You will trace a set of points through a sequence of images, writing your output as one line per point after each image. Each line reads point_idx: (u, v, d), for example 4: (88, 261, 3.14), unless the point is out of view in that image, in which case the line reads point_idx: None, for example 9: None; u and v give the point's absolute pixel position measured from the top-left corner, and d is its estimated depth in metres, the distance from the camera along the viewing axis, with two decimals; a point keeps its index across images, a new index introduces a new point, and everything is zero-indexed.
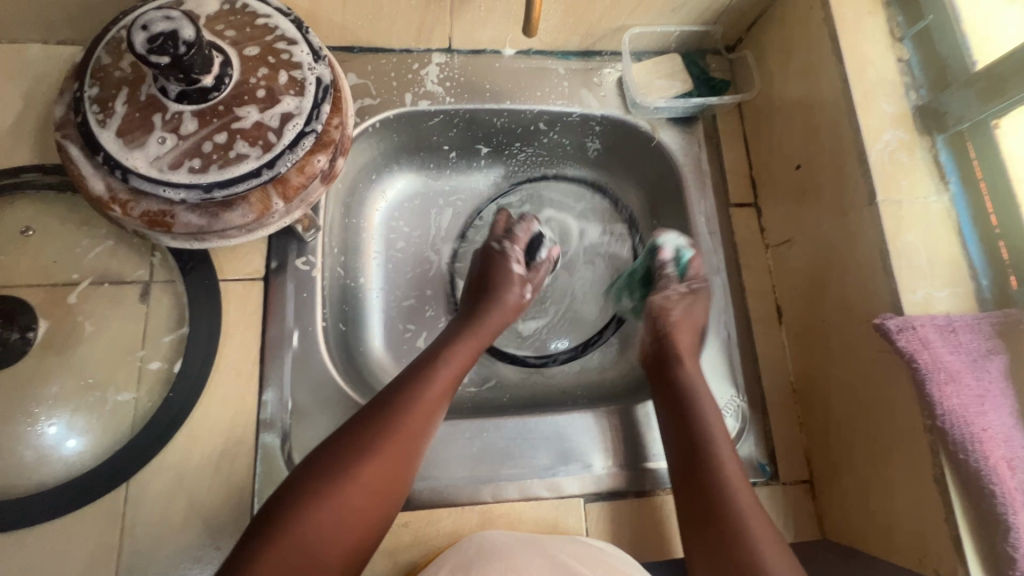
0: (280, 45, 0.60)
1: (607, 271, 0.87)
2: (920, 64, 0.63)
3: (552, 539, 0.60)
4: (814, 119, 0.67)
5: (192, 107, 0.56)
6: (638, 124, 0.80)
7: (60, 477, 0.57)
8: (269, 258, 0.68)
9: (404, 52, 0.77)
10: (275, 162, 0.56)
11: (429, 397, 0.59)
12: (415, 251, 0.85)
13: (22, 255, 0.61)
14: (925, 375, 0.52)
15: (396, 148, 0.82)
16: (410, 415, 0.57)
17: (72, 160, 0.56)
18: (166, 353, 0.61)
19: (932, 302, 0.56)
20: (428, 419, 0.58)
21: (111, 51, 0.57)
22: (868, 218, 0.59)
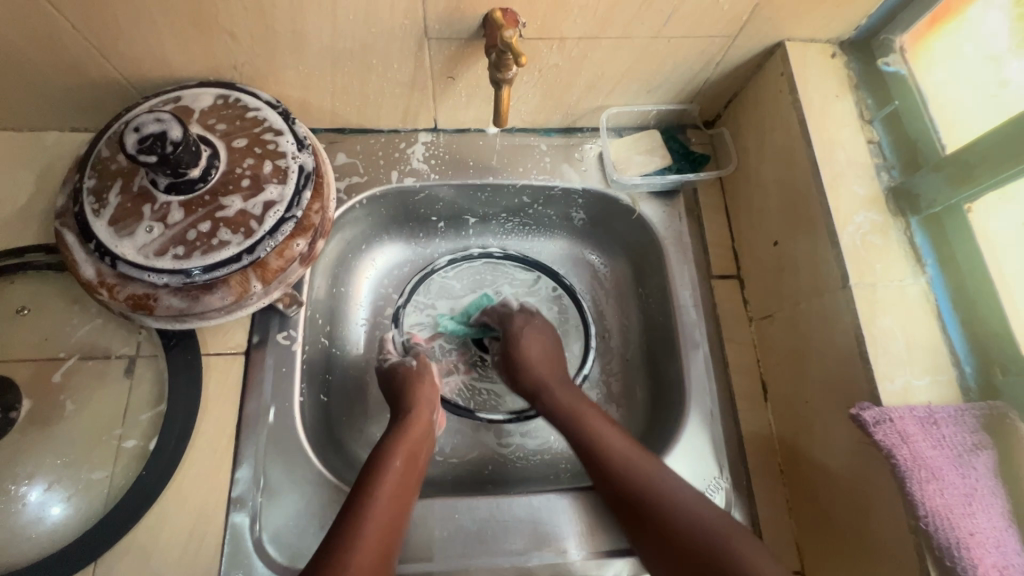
0: (267, 136, 0.63)
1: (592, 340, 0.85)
2: (891, 146, 0.64)
3: None
4: (787, 198, 0.67)
5: (180, 197, 0.59)
6: (618, 198, 0.81)
7: (28, 557, 0.57)
8: (251, 333, 0.70)
9: (392, 132, 0.81)
10: (255, 248, 0.58)
11: (392, 480, 0.60)
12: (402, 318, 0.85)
13: (17, 333, 0.64)
14: (904, 472, 0.49)
15: (385, 220, 0.84)
16: (367, 507, 0.57)
17: (67, 247, 0.59)
18: (144, 430, 0.63)
19: (912, 391, 0.54)
20: (398, 501, 0.60)
21: (112, 146, 0.62)
22: (842, 301, 0.58)
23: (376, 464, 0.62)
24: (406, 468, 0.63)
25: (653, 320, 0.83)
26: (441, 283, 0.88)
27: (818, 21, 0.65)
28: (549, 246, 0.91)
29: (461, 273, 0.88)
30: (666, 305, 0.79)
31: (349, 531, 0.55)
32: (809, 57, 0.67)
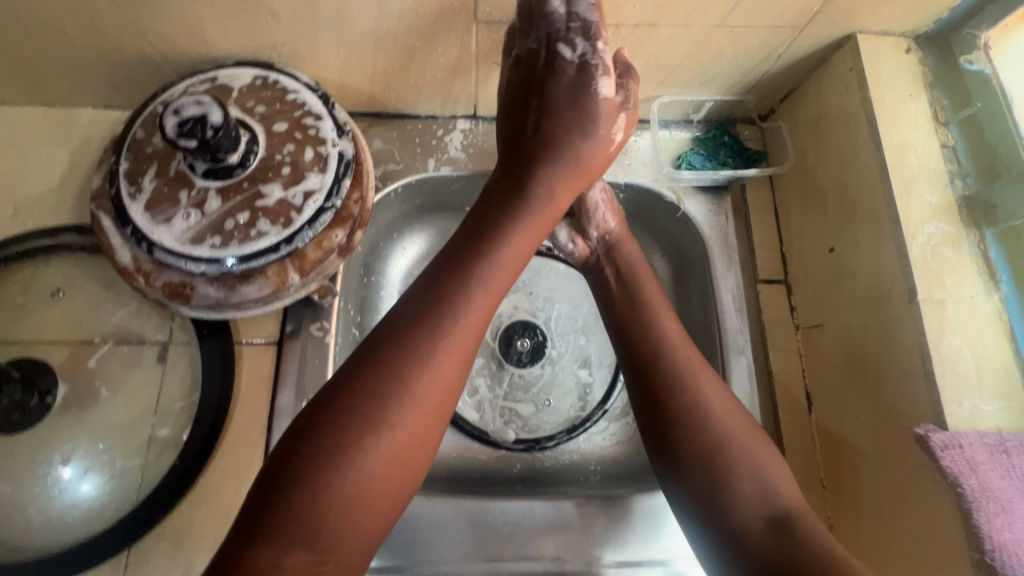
0: (307, 121, 0.61)
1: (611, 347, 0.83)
2: (967, 152, 0.60)
3: None
4: (849, 204, 0.64)
5: (217, 184, 0.57)
6: (662, 194, 0.78)
7: (60, 543, 0.57)
8: (284, 323, 0.68)
9: (429, 118, 0.78)
10: (294, 238, 0.57)
11: (491, 271, 0.48)
12: None
13: (52, 316, 0.63)
14: (971, 504, 0.47)
15: (418, 207, 0.83)
16: (452, 302, 0.45)
17: (103, 231, 0.58)
18: (177, 419, 0.62)
19: (981, 417, 0.51)
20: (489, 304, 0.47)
21: (148, 126, 0.60)
22: (909, 317, 0.55)
23: (468, 264, 0.48)
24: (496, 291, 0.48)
25: (693, 323, 0.80)
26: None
27: (897, 12, 0.60)
28: None
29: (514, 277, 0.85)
30: (708, 309, 0.77)
31: (422, 324, 0.44)
32: (882, 51, 0.63)
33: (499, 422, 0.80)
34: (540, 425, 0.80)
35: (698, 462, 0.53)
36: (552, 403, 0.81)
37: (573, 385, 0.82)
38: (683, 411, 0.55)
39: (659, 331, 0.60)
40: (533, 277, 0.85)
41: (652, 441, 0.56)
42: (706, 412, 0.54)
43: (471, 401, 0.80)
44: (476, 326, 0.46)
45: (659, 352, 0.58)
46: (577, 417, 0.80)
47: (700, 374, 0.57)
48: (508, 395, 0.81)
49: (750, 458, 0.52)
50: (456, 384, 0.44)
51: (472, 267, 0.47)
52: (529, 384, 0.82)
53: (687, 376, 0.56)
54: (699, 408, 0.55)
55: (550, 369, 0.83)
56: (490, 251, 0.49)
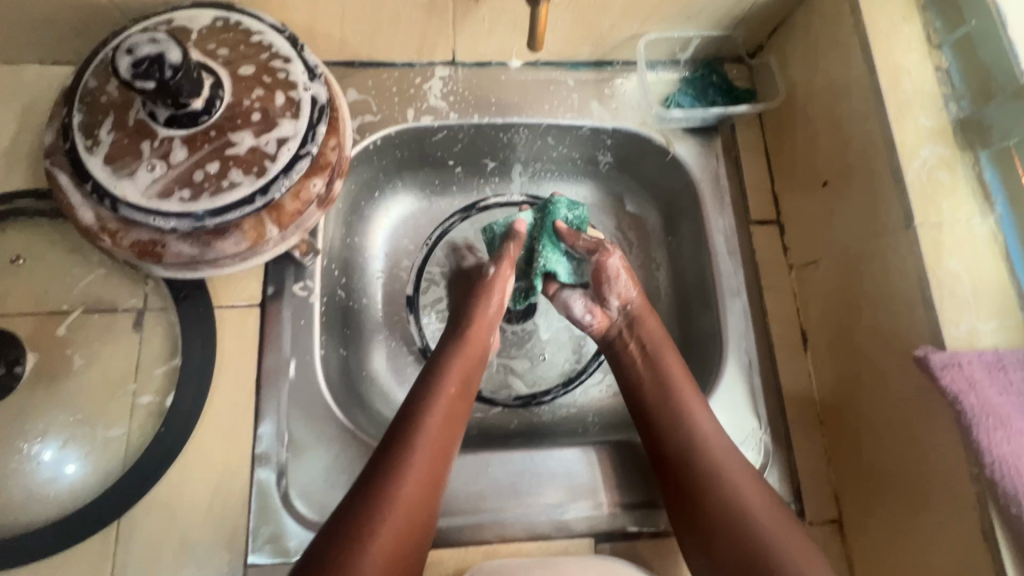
0: (275, 64, 0.57)
1: None
2: (960, 74, 0.58)
3: (563, 561, 0.58)
4: (842, 135, 0.62)
5: (182, 133, 0.54)
6: (651, 138, 0.76)
7: (46, 516, 0.55)
8: (266, 283, 0.65)
9: (406, 66, 0.74)
10: (269, 188, 0.53)
11: (423, 450, 0.56)
12: (433, 296, 0.80)
13: (15, 284, 0.60)
14: (970, 420, 0.47)
15: (400, 162, 0.79)
16: (392, 497, 0.52)
17: (61, 189, 0.54)
18: (159, 385, 0.59)
19: (977, 336, 0.51)
20: (433, 464, 0.56)
21: (100, 75, 0.55)
22: (905, 242, 0.54)
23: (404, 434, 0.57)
24: (445, 424, 0.58)
25: (686, 271, 0.79)
26: (459, 242, 0.83)
27: None
28: (573, 194, 0.86)
29: None
30: (700, 254, 0.76)
31: (356, 529, 0.50)
32: None
33: (494, 380, 0.79)
34: (536, 380, 0.79)
35: (733, 563, 0.53)
36: (548, 358, 0.80)
37: (567, 339, 0.81)
38: (717, 512, 0.55)
39: (692, 424, 0.60)
40: None
41: (684, 527, 0.57)
42: (737, 507, 0.55)
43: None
44: (417, 505, 0.53)
45: (690, 443, 0.59)
46: (572, 370, 0.80)
47: (730, 467, 0.58)
48: (503, 352, 0.80)
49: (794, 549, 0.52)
50: (403, 569, 0.51)
51: (418, 417, 0.58)
52: (523, 340, 0.81)
53: (716, 470, 0.57)
54: (735, 496, 0.56)
55: (543, 324, 0.81)
56: (421, 431, 0.57)
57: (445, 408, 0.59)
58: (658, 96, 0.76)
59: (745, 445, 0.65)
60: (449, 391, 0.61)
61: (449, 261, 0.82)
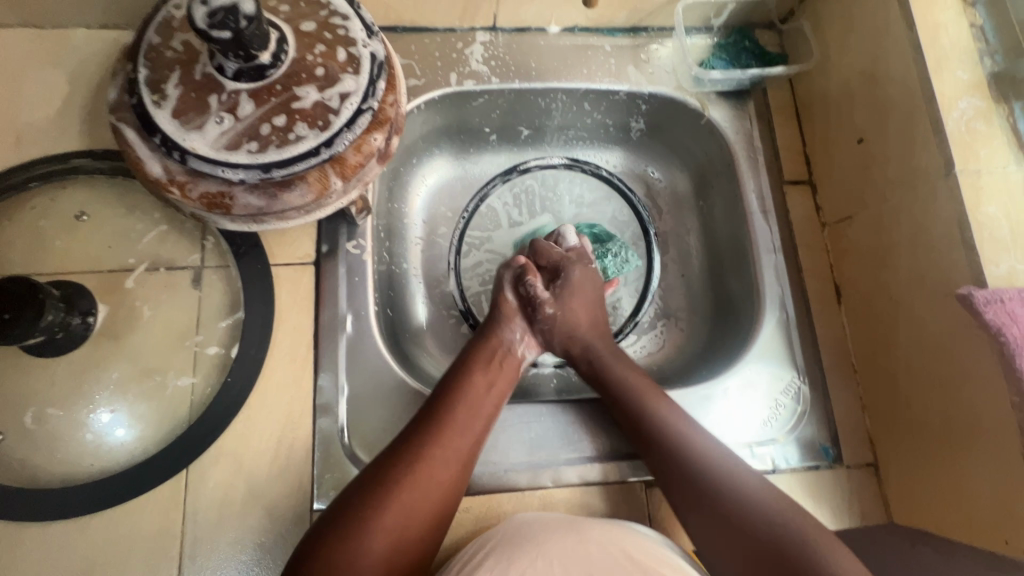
0: (335, 21, 0.58)
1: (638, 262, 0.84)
2: (994, 30, 0.60)
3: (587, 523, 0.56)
4: (878, 93, 0.65)
5: (249, 87, 0.55)
6: (687, 101, 0.78)
7: (119, 463, 0.57)
8: (319, 242, 0.67)
9: (448, 31, 0.75)
10: (334, 141, 0.55)
11: (450, 443, 0.56)
12: (472, 260, 0.82)
13: (78, 240, 0.61)
14: (1013, 351, 0.50)
15: (440, 129, 0.81)
16: (413, 478, 0.52)
17: (128, 143, 0.55)
18: (222, 338, 0.61)
19: (1017, 276, 0.53)
20: (455, 457, 0.55)
21: (163, 31, 0.56)
22: (945, 190, 0.57)
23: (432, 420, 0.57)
24: (471, 422, 0.58)
25: (718, 233, 0.82)
26: (494, 205, 0.83)
27: None
28: (606, 161, 0.88)
29: (539, 198, 0.85)
30: (735, 215, 0.78)
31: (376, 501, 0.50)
32: None
33: None
34: None
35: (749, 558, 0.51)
36: None
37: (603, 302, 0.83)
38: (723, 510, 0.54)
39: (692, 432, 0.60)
40: (558, 198, 0.85)
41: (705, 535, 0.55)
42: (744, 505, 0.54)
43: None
44: (433, 499, 0.53)
45: (701, 462, 0.57)
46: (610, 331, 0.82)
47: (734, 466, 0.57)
48: None
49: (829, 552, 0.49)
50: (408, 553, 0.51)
51: (447, 410, 0.58)
52: None
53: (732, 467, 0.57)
54: (740, 498, 0.54)
55: None
56: (450, 423, 0.57)
57: (469, 406, 0.59)
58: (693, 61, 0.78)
59: (784, 394, 0.68)
60: (477, 395, 0.60)
61: (488, 226, 0.83)
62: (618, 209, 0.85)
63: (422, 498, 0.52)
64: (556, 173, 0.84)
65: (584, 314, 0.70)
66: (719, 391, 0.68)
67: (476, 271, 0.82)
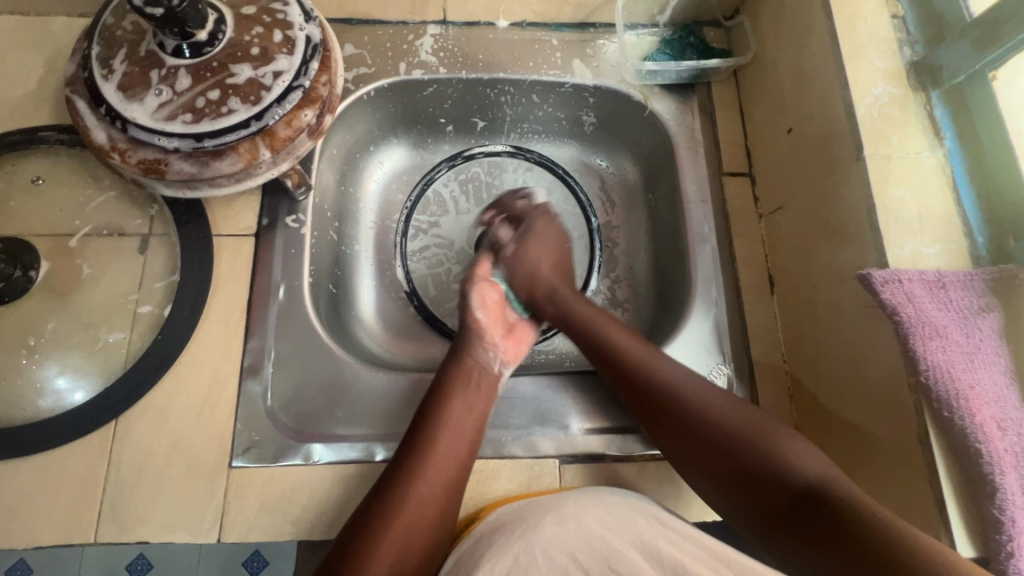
0: (275, 6, 0.62)
1: (583, 252, 0.86)
2: (916, 21, 0.61)
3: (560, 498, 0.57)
4: (804, 83, 0.66)
5: (188, 64, 0.59)
6: (630, 94, 0.80)
7: (51, 410, 0.60)
8: (261, 215, 0.70)
9: (400, 24, 0.80)
10: (264, 114, 0.59)
11: (431, 450, 0.56)
12: (421, 244, 0.85)
13: (34, 203, 0.66)
14: (907, 330, 0.49)
15: (393, 118, 0.84)
16: (401, 493, 0.54)
17: (79, 113, 0.60)
18: (158, 299, 0.65)
19: (921, 258, 0.53)
20: (438, 459, 0.56)
21: (117, 13, 0.61)
22: (856, 174, 0.57)
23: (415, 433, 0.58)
24: (450, 428, 0.58)
25: (662, 224, 0.83)
26: (441, 191, 0.86)
27: None
28: (559, 154, 0.90)
29: (489, 187, 0.87)
30: (675, 205, 0.79)
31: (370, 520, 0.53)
32: None
33: None
34: None
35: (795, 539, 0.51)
36: None
37: None
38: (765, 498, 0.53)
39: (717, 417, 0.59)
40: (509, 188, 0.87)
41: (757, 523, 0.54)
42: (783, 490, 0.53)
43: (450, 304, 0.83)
44: (426, 504, 0.54)
45: (683, 409, 0.59)
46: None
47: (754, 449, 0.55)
48: None
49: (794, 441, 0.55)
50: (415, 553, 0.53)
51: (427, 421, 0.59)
52: None
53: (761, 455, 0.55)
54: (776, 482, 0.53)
55: None
56: (432, 432, 0.58)
57: (448, 412, 0.59)
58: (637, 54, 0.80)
59: (709, 380, 0.68)
60: (455, 408, 0.60)
61: (437, 212, 0.86)
62: (567, 199, 0.87)
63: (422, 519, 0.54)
64: (500, 161, 0.87)
65: (545, 260, 0.73)
66: None
67: (423, 254, 0.85)
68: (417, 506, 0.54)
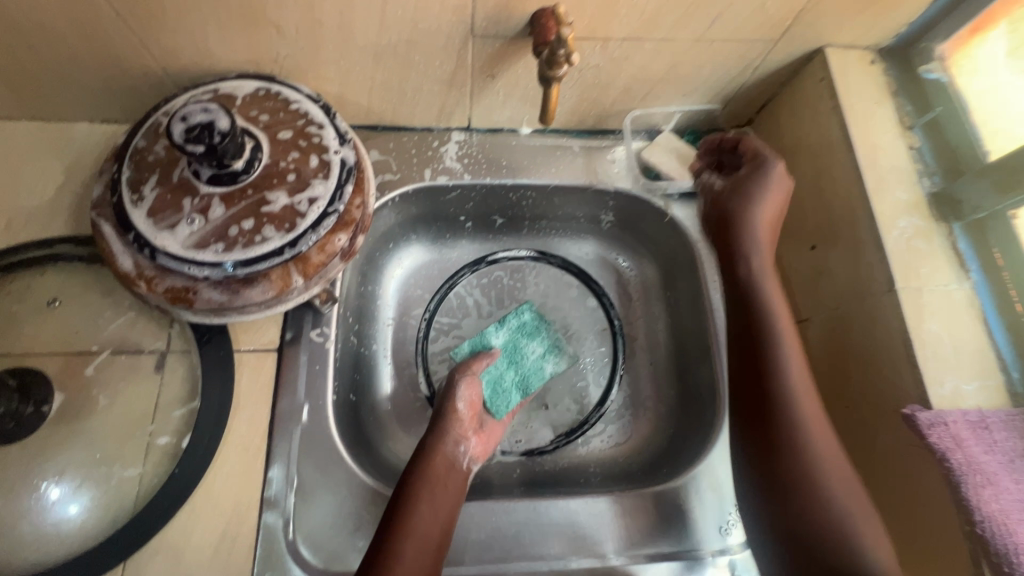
0: (310, 130, 0.62)
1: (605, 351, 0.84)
2: (932, 152, 0.64)
3: None
4: (826, 203, 0.68)
5: (222, 190, 0.58)
6: (651, 202, 0.81)
7: (54, 555, 0.56)
8: (284, 330, 0.68)
9: (425, 130, 0.81)
10: (298, 242, 0.57)
11: (402, 566, 0.52)
12: (442, 345, 0.83)
13: (47, 324, 0.63)
14: (958, 477, 0.49)
15: (414, 218, 0.85)
16: None
17: (105, 237, 0.58)
18: (176, 426, 0.62)
19: (961, 396, 0.54)
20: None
21: (149, 136, 0.61)
22: (888, 304, 0.58)
23: (381, 549, 0.53)
24: (421, 544, 0.55)
25: (684, 324, 0.83)
26: (464, 294, 0.86)
27: (859, 28, 0.65)
28: (577, 250, 0.91)
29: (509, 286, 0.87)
30: (698, 309, 0.79)
31: None
32: (850, 63, 0.68)
33: None
34: (539, 430, 0.80)
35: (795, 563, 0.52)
36: (551, 408, 0.82)
37: (569, 390, 0.83)
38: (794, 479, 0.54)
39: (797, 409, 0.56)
40: (529, 283, 0.87)
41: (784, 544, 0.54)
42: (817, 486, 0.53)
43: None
44: None
45: (792, 422, 0.56)
46: (573, 423, 0.80)
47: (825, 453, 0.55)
48: None
49: (839, 488, 0.53)
50: None
51: (398, 534, 0.54)
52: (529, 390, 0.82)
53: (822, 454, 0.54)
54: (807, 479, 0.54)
55: None
56: (401, 546, 0.54)
57: (421, 524, 0.56)
58: (644, 164, 0.82)
59: None
60: (425, 523, 0.56)
61: (457, 312, 0.85)
62: (585, 299, 0.87)
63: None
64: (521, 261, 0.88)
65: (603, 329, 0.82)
66: (678, 494, 0.67)
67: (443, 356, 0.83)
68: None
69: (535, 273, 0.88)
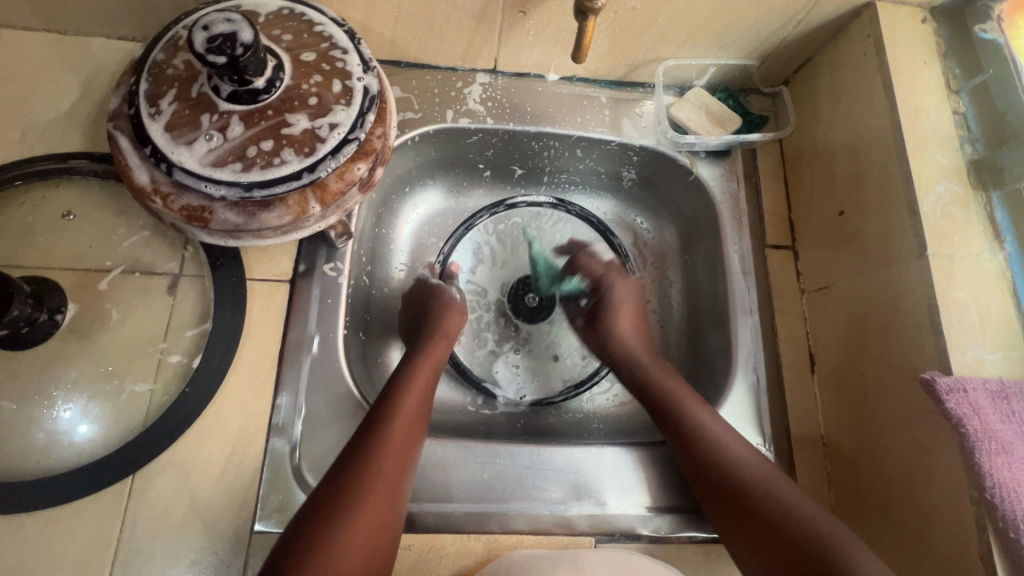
0: (334, 53, 0.60)
1: None
2: (977, 118, 0.62)
3: (580, 552, 0.59)
4: (860, 167, 0.65)
5: (242, 109, 0.56)
6: (676, 158, 0.79)
7: (64, 462, 0.57)
8: (297, 261, 0.68)
9: (449, 70, 0.78)
10: (317, 167, 0.55)
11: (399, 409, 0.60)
12: None
13: (62, 237, 0.63)
14: (972, 443, 0.49)
15: (433, 162, 0.83)
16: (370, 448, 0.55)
17: (120, 150, 0.57)
18: (186, 347, 0.62)
19: (983, 365, 0.53)
20: (408, 421, 0.59)
21: (168, 49, 0.58)
22: (916, 271, 0.57)
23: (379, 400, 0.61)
24: (415, 397, 0.62)
25: (699, 287, 0.81)
26: (480, 243, 0.85)
27: None
28: (595, 207, 0.89)
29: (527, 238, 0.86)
30: (715, 272, 0.77)
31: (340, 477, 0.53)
32: (901, 20, 0.65)
33: (501, 378, 0.80)
34: (545, 383, 0.80)
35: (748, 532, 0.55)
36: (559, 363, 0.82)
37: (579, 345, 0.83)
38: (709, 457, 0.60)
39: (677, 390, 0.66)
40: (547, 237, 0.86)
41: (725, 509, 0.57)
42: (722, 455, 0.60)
43: (479, 354, 0.81)
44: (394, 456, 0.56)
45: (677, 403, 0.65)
46: (580, 376, 0.81)
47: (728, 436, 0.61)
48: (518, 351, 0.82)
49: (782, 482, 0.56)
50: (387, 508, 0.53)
51: (393, 390, 0.62)
52: (539, 343, 0.82)
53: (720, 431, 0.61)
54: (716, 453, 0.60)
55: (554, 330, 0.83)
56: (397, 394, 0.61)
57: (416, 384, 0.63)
58: (671, 119, 0.79)
59: None
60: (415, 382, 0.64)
61: (473, 260, 0.84)
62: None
63: (364, 517, 0.51)
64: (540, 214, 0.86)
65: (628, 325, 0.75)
66: None
67: None
68: (369, 479, 0.53)
69: (553, 226, 0.87)
